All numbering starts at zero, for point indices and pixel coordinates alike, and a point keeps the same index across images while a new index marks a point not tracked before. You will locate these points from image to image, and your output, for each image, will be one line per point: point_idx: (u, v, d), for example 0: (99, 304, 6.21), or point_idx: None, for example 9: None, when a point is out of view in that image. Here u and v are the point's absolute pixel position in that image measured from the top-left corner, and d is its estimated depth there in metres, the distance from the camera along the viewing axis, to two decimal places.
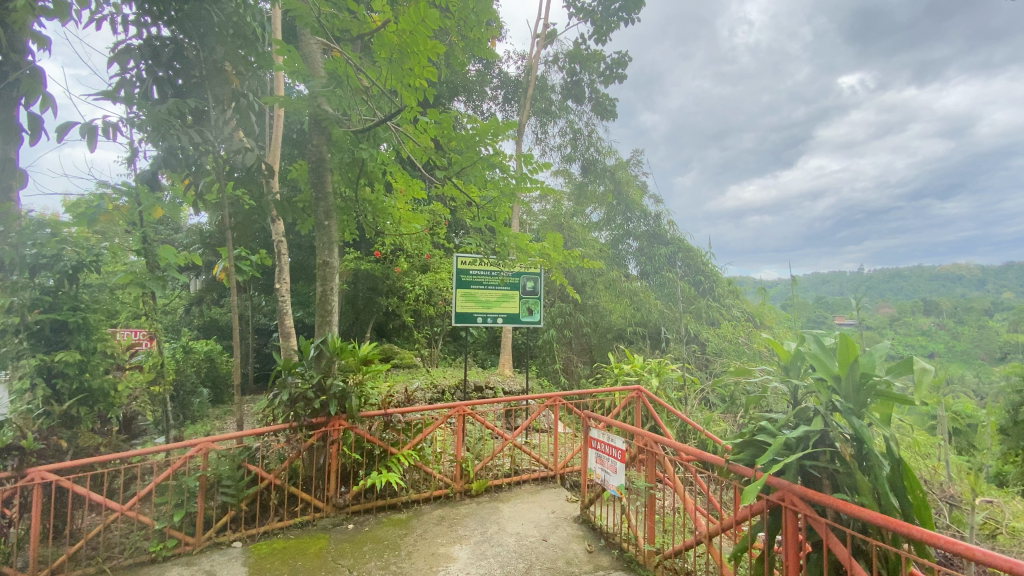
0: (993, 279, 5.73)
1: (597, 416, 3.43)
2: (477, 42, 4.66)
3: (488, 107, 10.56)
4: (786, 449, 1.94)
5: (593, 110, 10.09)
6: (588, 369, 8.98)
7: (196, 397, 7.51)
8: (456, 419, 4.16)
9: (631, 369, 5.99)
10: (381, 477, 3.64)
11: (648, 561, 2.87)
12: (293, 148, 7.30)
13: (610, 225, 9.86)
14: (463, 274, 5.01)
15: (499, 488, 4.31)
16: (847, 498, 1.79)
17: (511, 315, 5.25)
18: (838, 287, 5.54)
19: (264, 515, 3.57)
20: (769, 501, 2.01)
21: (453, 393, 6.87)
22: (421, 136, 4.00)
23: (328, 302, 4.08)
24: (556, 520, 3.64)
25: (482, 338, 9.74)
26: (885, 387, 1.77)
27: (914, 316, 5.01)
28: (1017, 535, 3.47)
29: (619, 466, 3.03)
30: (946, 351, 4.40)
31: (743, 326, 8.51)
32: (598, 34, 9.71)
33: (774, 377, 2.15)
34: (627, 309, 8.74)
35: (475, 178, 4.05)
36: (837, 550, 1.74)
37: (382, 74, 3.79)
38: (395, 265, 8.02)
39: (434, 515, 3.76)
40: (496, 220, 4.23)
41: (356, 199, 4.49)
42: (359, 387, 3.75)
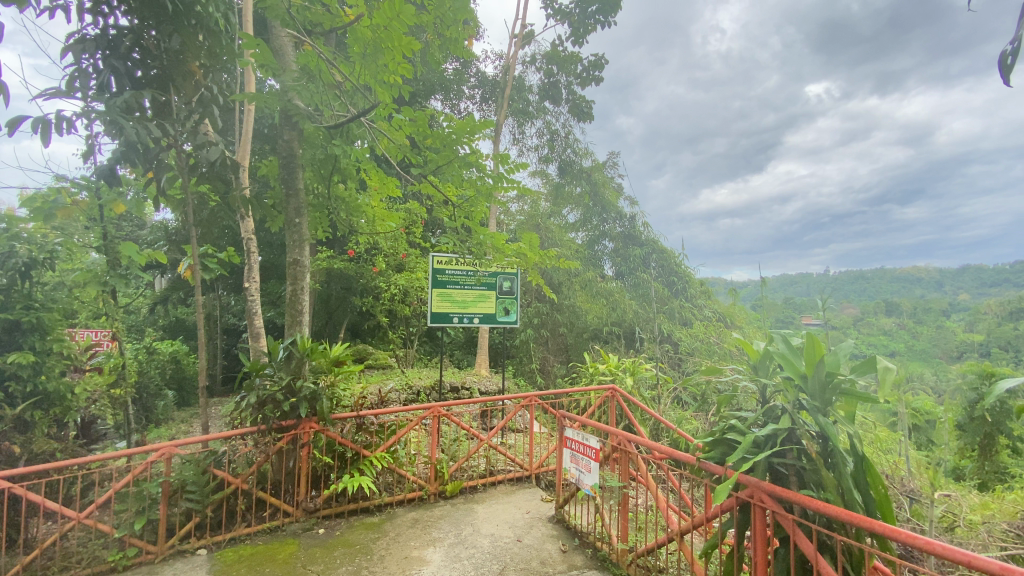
0: (951, 282, 5.96)
1: (572, 416, 3.42)
2: (453, 41, 4.63)
3: (465, 107, 10.52)
4: (755, 447, 1.98)
5: (570, 111, 10.16)
6: (564, 369, 9.03)
7: (160, 400, 7.27)
8: (431, 420, 4.11)
9: (606, 368, 6.05)
10: (353, 481, 3.57)
11: (621, 560, 2.89)
12: (265, 144, 7.11)
13: (587, 226, 9.90)
14: (439, 274, 4.95)
15: (474, 490, 4.27)
16: (814, 494, 1.84)
17: (488, 315, 5.22)
18: (806, 288, 5.71)
19: (231, 521, 3.46)
20: (739, 499, 2.04)
21: (429, 394, 6.81)
22: (396, 134, 3.94)
23: (299, 301, 3.98)
24: (530, 520, 3.63)
25: (459, 338, 9.70)
26: (849, 386, 1.81)
27: (875, 316, 5.20)
28: (973, 527, 3.61)
29: (593, 466, 3.04)
30: (904, 350, 4.58)
31: (715, 326, 8.66)
32: (575, 36, 9.76)
33: (743, 377, 2.18)
34: (603, 309, 8.80)
35: (451, 177, 4.01)
36: (803, 545, 1.78)
37: (354, 68, 3.78)
38: (369, 265, 7.83)
39: (407, 518, 3.70)
40: (473, 220, 4.18)
41: (328, 197, 4.38)
42: (331, 389, 3.67)
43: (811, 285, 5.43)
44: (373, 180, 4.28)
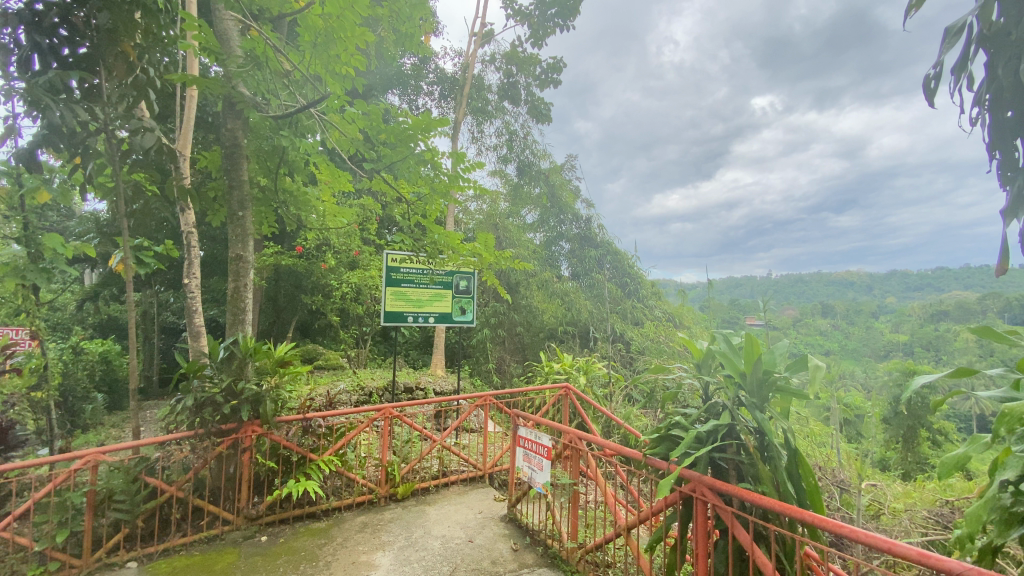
0: (879, 285, 6.36)
1: (525, 415, 3.42)
2: (409, 37, 4.57)
3: (423, 103, 10.38)
4: (697, 443, 2.05)
5: (529, 113, 10.22)
6: (520, 368, 9.07)
7: (88, 403, 6.77)
8: (382, 421, 4.02)
9: (560, 367, 6.12)
10: (298, 486, 3.44)
11: (571, 556, 2.93)
12: (209, 133, 6.77)
13: (544, 226, 9.95)
14: (393, 272, 4.84)
15: (426, 491, 4.20)
16: (751, 487, 1.92)
17: (443, 314, 5.17)
18: (749, 289, 6.00)
19: (164, 531, 3.26)
20: (682, 493, 2.10)
21: (382, 395, 6.67)
22: (348, 127, 3.80)
23: (241, 299, 3.80)
24: (482, 521, 3.61)
25: (414, 338, 9.56)
26: (783, 383, 1.91)
27: (812, 318, 5.50)
28: (896, 514, 3.89)
29: (544, 464, 3.05)
30: (838, 349, 4.86)
31: (665, 326, 8.89)
32: (534, 38, 9.80)
33: (688, 374, 2.24)
34: (559, 309, 8.89)
35: (405, 174, 3.92)
36: (741, 536, 1.86)
37: (304, 57, 3.65)
38: (319, 262, 7.56)
39: (356, 522, 3.60)
40: (428, 218, 4.09)
41: (274, 190, 4.20)
42: (276, 390, 3.53)
43: (754, 287, 5.70)
44: (323, 173, 4.11)
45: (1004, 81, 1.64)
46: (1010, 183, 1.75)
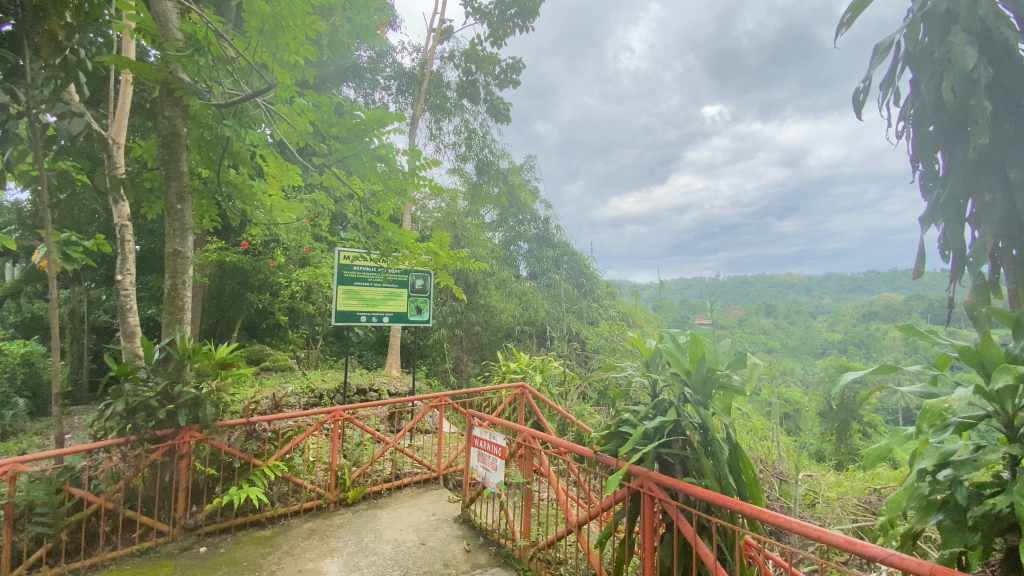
0: (817, 287, 6.72)
1: (480, 415, 3.40)
2: (364, 28, 4.44)
3: (380, 97, 10.16)
4: (645, 439, 2.10)
5: (488, 112, 10.18)
6: (477, 368, 9.04)
7: (7, 409, 6.22)
8: (332, 425, 3.88)
9: (516, 366, 6.14)
10: (240, 493, 3.27)
11: (523, 555, 2.93)
12: (147, 120, 6.37)
13: (503, 226, 9.91)
14: (345, 270, 4.71)
15: (378, 495, 4.11)
16: (696, 481, 1.98)
17: (398, 314, 5.07)
18: (698, 290, 6.24)
19: (93, 545, 3.03)
20: (630, 489, 2.13)
21: (333, 397, 6.48)
22: (297, 119, 3.65)
23: (179, 297, 3.58)
24: (436, 523, 3.57)
25: (368, 338, 9.35)
26: (725, 380, 2.00)
27: (756, 318, 5.76)
28: (830, 502, 4.14)
29: (498, 463, 3.04)
30: (780, 347, 5.11)
31: (619, 326, 9.05)
32: (494, 38, 9.77)
33: (637, 372, 2.29)
34: (517, 309, 8.92)
35: (357, 169, 3.77)
36: (685, 529, 1.92)
37: (250, 44, 3.48)
38: (267, 258, 7.23)
39: (303, 529, 3.47)
40: (381, 216, 3.98)
41: (216, 182, 3.99)
42: (217, 393, 3.36)
43: (703, 287, 5.93)
44: (270, 166, 3.92)
45: (925, 98, 1.78)
46: (930, 192, 1.89)
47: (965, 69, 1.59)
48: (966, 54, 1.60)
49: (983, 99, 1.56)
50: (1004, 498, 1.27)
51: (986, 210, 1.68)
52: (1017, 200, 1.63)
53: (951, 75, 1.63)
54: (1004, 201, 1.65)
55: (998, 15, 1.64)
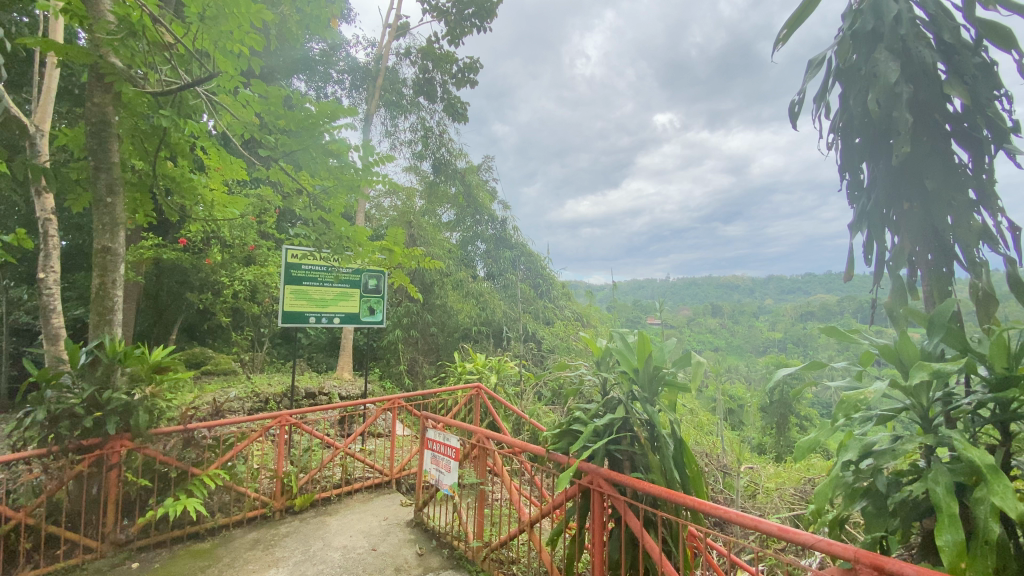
0: (759, 288, 7.08)
1: (434, 416, 3.35)
2: (315, 19, 4.30)
3: (333, 91, 9.89)
4: (595, 436, 2.14)
5: (445, 110, 10.05)
6: (433, 369, 8.95)
7: None
8: (277, 430, 3.73)
9: (472, 366, 6.11)
10: (177, 504, 3.08)
11: (476, 556, 2.91)
12: (75, 107, 5.94)
13: (460, 226, 9.85)
14: (294, 269, 4.55)
15: (327, 501, 3.98)
16: (642, 476, 2.04)
17: (350, 314, 4.95)
18: (649, 291, 6.44)
19: (10, 565, 2.78)
20: (580, 486, 2.17)
21: (280, 401, 6.24)
22: (240, 109, 3.48)
23: (109, 296, 3.34)
24: (387, 527, 3.50)
25: (319, 339, 9.06)
26: (670, 377, 2.07)
27: (703, 318, 5.99)
28: (769, 492, 4.37)
29: (452, 465, 3.01)
30: (724, 346, 5.36)
31: (575, 326, 9.19)
32: (451, 36, 9.71)
33: (588, 371, 2.33)
34: (473, 309, 8.89)
35: (307, 165, 3.65)
36: (632, 523, 1.97)
37: (193, 30, 3.27)
38: (207, 256, 6.84)
39: (246, 540, 3.32)
40: (331, 213, 3.84)
41: (152, 175, 3.75)
42: (152, 399, 3.16)
43: (654, 288, 6.13)
44: (210, 159, 3.71)
45: (852, 112, 1.91)
46: (856, 201, 2.03)
47: (889, 83, 1.71)
48: (888, 71, 1.72)
49: (905, 113, 1.68)
50: (920, 485, 1.37)
51: (906, 217, 1.82)
52: (931, 208, 1.78)
53: (876, 89, 1.74)
54: (920, 210, 1.80)
55: (915, 36, 1.77)
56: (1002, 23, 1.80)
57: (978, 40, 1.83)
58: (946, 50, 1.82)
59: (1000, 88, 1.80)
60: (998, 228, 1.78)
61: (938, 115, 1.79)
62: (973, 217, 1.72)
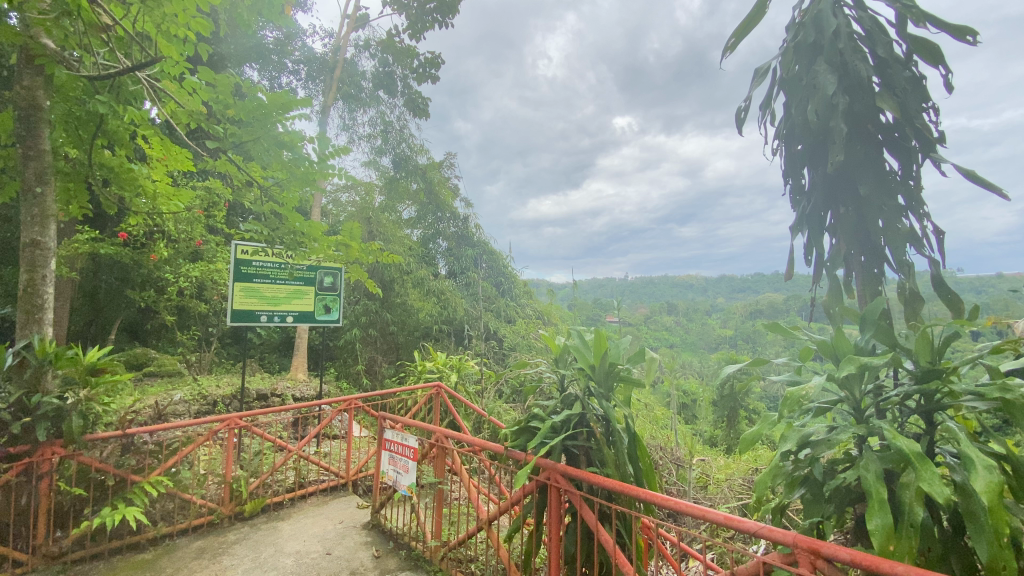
0: (712, 287, 7.36)
1: (392, 416, 3.30)
2: (268, 6, 4.14)
3: (288, 82, 9.53)
4: (553, 432, 2.17)
5: (405, 105, 9.91)
6: (392, 369, 8.82)
7: None
8: (226, 434, 3.58)
9: (432, 366, 6.05)
10: (115, 514, 2.90)
11: (433, 556, 2.88)
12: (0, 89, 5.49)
13: (421, 223, 9.72)
14: (244, 266, 4.36)
15: (279, 506, 3.85)
16: (597, 471, 2.08)
17: (304, 313, 4.81)
18: (608, 289, 6.57)
19: None
20: (538, 481, 2.19)
21: (229, 403, 6.00)
22: (185, 97, 3.30)
23: (39, 293, 3.11)
24: (343, 531, 3.42)
25: (271, 339, 8.75)
26: (625, 373, 2.12)
27: (659, 316, 6.16)
28: (719, 483, 4.55)
29: (410, 465, 2.97)
30: (678, 343, 5.54)
31: (535, 324, 9.27)
32: (411, 30, 9.58)
33: (546, 368, 2.36)
34: (434, 307, 8.72)
35: (259, 156, 3.50)
36: (587, 516, 2.01)
37: (133, 11, 3.08)
38: (150, 251, 6.47)
39: (191, 548, 3.17)
40: (284, 206, 3.68)
41: (87, 164, 3.50)
42: (88, 403, 2.97)
43: (612, 287, 6.25)
44: (153, 149, 3.50)
45: (795, 120, 2.01)
46: (797, 205, 2.14)
47: (827, 95, 1.81)
48: (826, 83, 1.82)
49: (840, 122, 1.78)
50: (852, 472, 1.46)
51: (841, 221, 1.94)
52: (864, 212, 1.90)
53: (816, 100, 1.84)
54: (854, 214, 1.92)
55: (853, 50, 1.88)
56: (930, 40, 1.94)
57: (909, 55, 1.96)
58: (880, 64, 1.93)
59: (928, 101, 1.93)
60: (923, 232, 1.91)
61: (871, 126, 1.91)
62: (900, 221, 1.84)
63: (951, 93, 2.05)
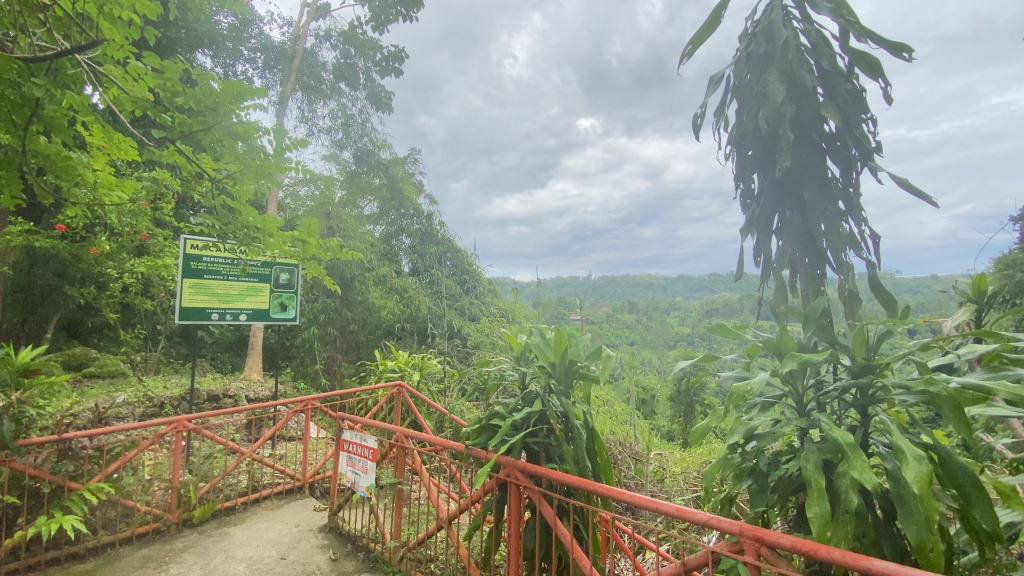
0: (671, 287, 7.57)
1: (352, 416, 3.24)
2: None
3: (242, 70, 9.15)
4: (513, 430, 2.19)
5: (367, 98, 9.80)
6: (352, 368, 8.66)
7: None
8: (173, 437, 3.40)
9: (394, 365, 5.98)
10: (52, 522, 2.72)
11: (393, 557, 2.84)
12: None
13: (384, 219, 9.54)
14: (193, 261, 4.17)
15: (231, 511, 3.71)
16: (557, 467, 2.11)
17: (258, 311, 4.65)
18: (571, 288, 6.66)
19: None
20: (498, 479, 2.20)
21: (178, 405, 5.74)
22: (131, 83, 3.12)
23: None
24: (298, 534, 3.33)
25: (224, 338, 8.42)
26: (585, 370, 2.15)
27: (620, 314, 6.30)
28: (675, 476, 4.69)
29: (369, 466, 2.92)
30: (639, 340, 5.70)
31: (499, 322, 9.28)
32: (375, 23, 9.37)
33: (508, 366, 2.38)
34: (397, 305, 8.54)
35: (210, 147, 3.34)
36: (546, 512, 2.04)
37: None
38: (90, 245, 6.09)
39: (136, 557, 3.02)
40: (236, 199, 3.52)
41: (20, 151, 3.26)
42: (20, 406, 2.78)
43: (575, 286, 6.35)
44: (95, 137, 3.30)
45: (746, 126, 2.09)
46: (748, 208, 2.23)
47: (776, 104, 1.89)
48: (776, 92, 1.90)
49: (787, 130, 1.87)
50: (795, 463, 1.54)
51: (788, 224, 2.03)
52: (808, 216, 2.01)
53: (766, 108, 1.92)
54: (799, 218, 2.02)
55: (800, 61, 1.97)
56: (870, 54, 2.05)
57: (851, 68, 2.07)
58: (825, 76, 2.03)
59: (867, 113, 2.05)
60: (861, 236, 2.03)
61: (816, 134, 2.01)
62: (841, 225, 1.95)
63: (891, 106, 2.17)
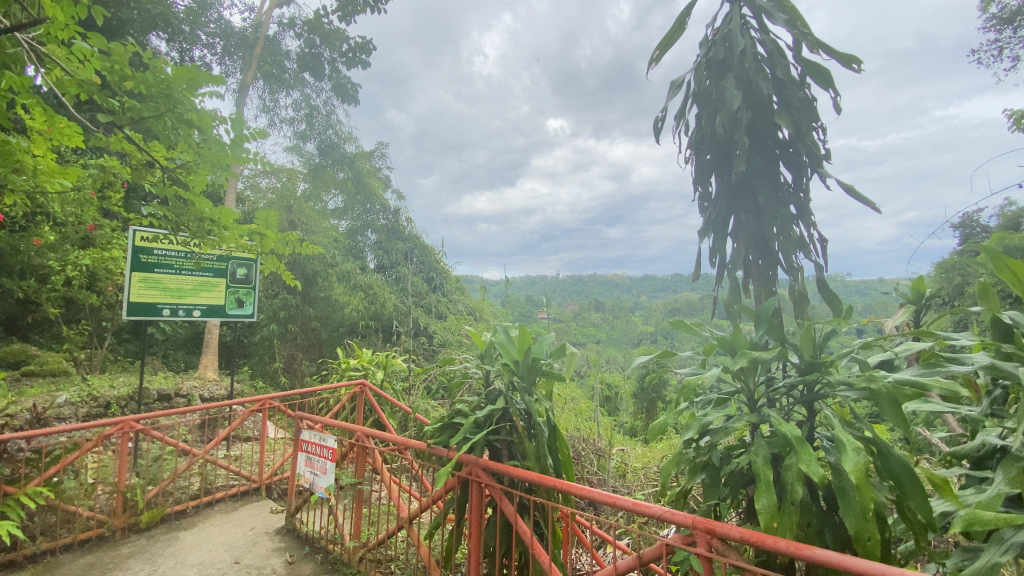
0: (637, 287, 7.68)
1: (312, 415, 3.16)
2: None
3: (200, 55, 8.79)
4: (475, 428, 2.18)
5: (333, 90, 9.54)
6: (314, 367, 8.47)
7: None
8: (119, 438, 3.23)
9: (357, 363, 5.89)
10: None
11: (352, 557, 2.79)
12: None
13: (350, 214, 9.36)
14: (143, 254, 3.99)
15: (182, 515, 3.56)
16: (518, 464, 2.12)
17: (213, 307, 4.47)
18: (540, 287, 6.69)
19: None
20: (459, 477, 2.19)
21: (125, 405, 5.48)
22: (76, 65, 2.95)
23: None
24: (253, 537, 3.23)
25: (177, 335, 8.08)
26: (547, 368, 2.17)
27: (586, 312, 6.39)
28: (635, 471, 4.79)
29: (329, 467, 2.85)
30: (605, 338, 5.80)
31: (466, 320, 9.24)
32: (342, 12, 9.12)
33: (472, 364, 2.37)
34: (362, 302, 8.41)
35: (163, 135, 3.20)
36: (506, 509, 2.05)
37: None
38: (29, 235, 5.73)
39: (77, 565, 2.86)
40: (190, 189, 3.38)
41: None
42: None
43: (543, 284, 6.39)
44: (36, 121, 3.11)
45: (705, 130, 2.15)
46: (705, 210, 2.30)
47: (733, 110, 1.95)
48: (732, 98, 1.96)
49: (742, 136, 1.93)
50: (745, 457, 1.59)
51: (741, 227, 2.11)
52: (761, 219, 2.08)
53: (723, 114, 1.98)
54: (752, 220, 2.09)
55: (756, 69, 2.05)
56: (822, 64, 2.14)
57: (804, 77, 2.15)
58: (780, 84, 2.11)
59: (818, 121, 2.13)
60: (810, 239, 2.12)
61: (770, 141, 2.08)
62: (791, 228, 2.03)
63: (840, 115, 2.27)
